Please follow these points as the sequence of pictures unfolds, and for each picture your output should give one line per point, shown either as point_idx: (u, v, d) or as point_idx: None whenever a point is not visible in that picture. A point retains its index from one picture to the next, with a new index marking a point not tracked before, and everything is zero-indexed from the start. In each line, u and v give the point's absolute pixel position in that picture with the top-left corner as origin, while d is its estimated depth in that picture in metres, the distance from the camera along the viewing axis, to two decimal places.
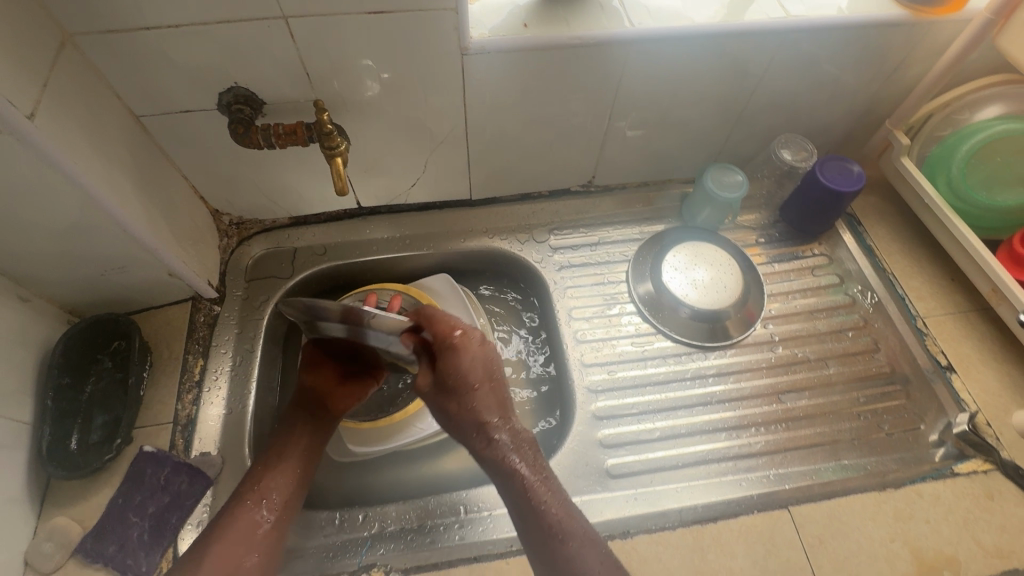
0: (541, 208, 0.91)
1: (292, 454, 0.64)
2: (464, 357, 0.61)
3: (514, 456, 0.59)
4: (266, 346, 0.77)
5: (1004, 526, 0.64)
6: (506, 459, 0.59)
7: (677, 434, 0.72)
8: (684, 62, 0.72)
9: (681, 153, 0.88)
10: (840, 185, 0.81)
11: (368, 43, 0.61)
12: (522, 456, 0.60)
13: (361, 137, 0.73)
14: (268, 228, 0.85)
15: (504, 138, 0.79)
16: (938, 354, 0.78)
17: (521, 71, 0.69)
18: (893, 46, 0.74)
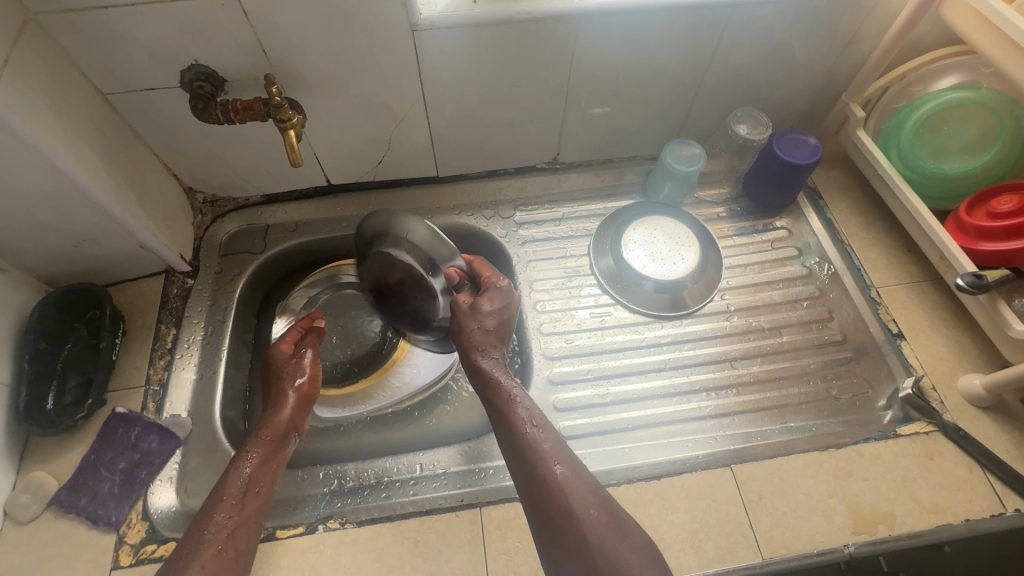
0: (507, 184, 0.93)
1: (261, 496, 0.59)
2: (499, 296, 0.72)
3: (500, 374, 0.68)
4: (236, 317, 0.81)
5: (941, 483, 0.66)
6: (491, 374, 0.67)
7: (629, 398, 0.75)
8: (636, 37, 0.74)
9: (643, 129, 0.89)
10: (796, 158, 0.83)
11: (321, 20, 0.64)
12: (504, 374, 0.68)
13: (324, 113, 0.76)
14: (242, 205, 0.88)
15: (465, 115, 0.81)
16: (890, 322, 0.79)
17: (474, 46, 0.71)
18: (844, 18, 0.75)
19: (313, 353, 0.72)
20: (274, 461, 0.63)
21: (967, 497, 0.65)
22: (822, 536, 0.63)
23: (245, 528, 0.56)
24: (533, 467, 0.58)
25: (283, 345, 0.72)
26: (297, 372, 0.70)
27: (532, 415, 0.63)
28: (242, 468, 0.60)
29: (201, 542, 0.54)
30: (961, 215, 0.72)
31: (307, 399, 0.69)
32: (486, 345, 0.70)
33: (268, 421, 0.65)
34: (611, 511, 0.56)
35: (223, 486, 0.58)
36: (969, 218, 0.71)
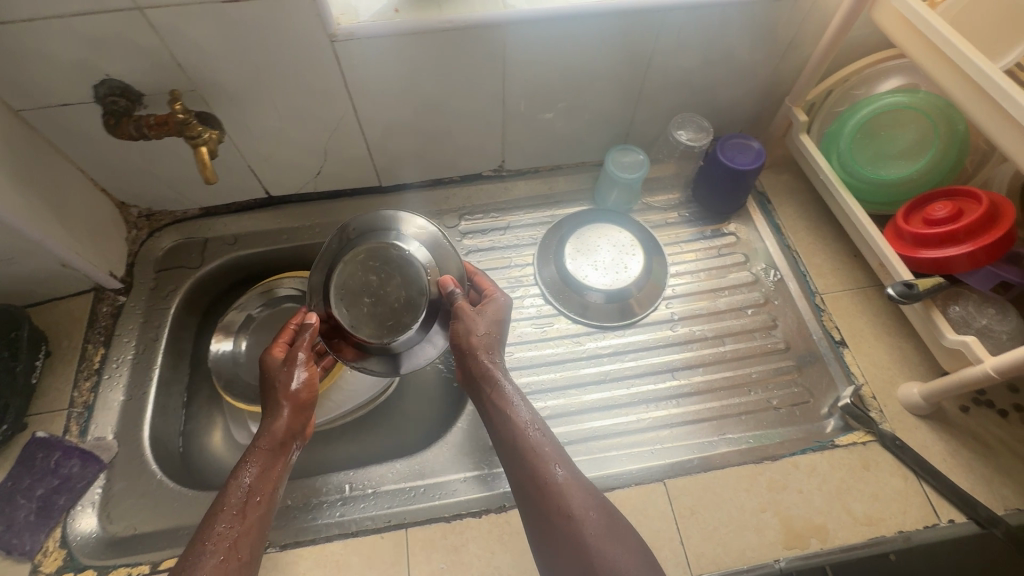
0: (453, 194, 0.92)
1: (262, 505, 0.56)
2: (497, 305, 0.69)
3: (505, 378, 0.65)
4: (171, 335, 0.79)
5: (876, 494, 0.66)
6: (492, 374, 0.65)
7: (566, 412, 0.74)
8: (568, 43, 0.72)
9: (587, 135, 0.88)
10: (740, 164, 0.82)
11: (234, 32, 0.62)
12: (506, 375, 0.65)
13: (253, 125, 0.74)
14: (180, 219, 0.87)
15: (402, 124, 0.80)
16: (833, 329, 0.78)
17: (402, 56, 0.69)
18: (780, 21, 0.74)
19: (306, 355, 0.64)
20: (275, 470, 0.58)
21: (900, 508, 0.65)
22: (753, 551, 0.62)
23: (248, 538, 0.54)
24: (533, 469, 0.58)
25: (273, 348, 0.65)
26: (290, 378, 0.63)
27: (532, 417, 0.62)
28: (241, 478, 0.57)
29: (202, 554, 0.51)
30: (898, 222, 0.71)
31: (304, 405, 0.62)
32: (490, 349, 0.66)
33: (266, 428, 0.60)
34: (609, 514, 0.56)
35: (222, 498, 0.55)
36: (905, 225, 0.70)
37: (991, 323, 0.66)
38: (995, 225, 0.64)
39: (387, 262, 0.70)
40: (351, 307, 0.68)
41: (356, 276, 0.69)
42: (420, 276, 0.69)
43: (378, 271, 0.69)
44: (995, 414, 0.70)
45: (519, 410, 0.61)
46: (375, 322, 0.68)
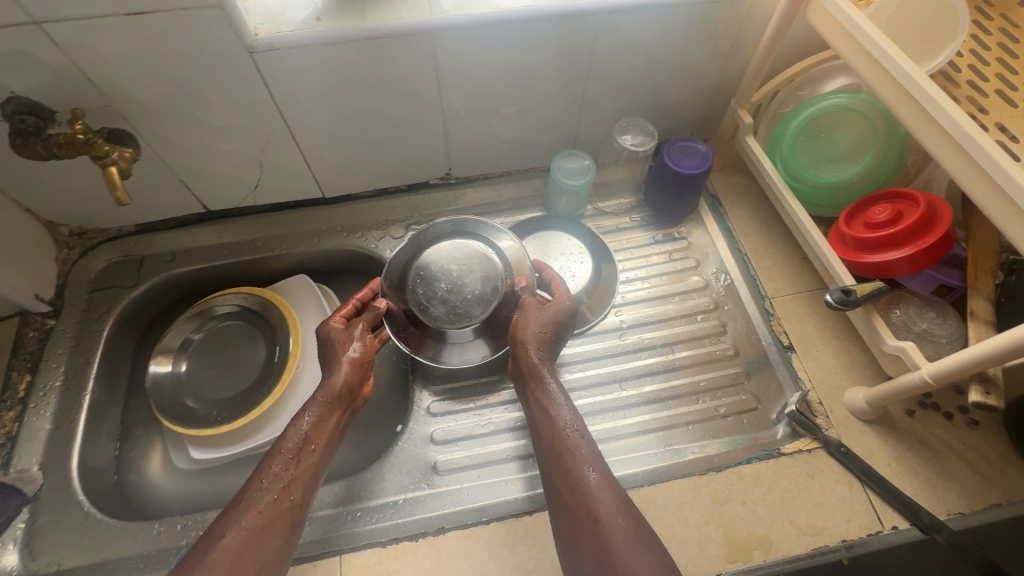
0: (399, 203, 0.90)
1: (316, 454, 0.61)
2: (558, 306, 0.71)
3: (551, 378, 0.67)
4: (105, 358, 0.77)
5: (821, 503, 0.65)
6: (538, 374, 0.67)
7: (511, 427, 0.73)
8: (501, 49, 0.70)
9: (533, 140, 0.87)
10: (687, 167, 0.81)
11: (143, 44, 0.59)
12: (552, 376, 0.67)
13: (180, 139, 0.72)
14: (114, 236, 0.84)
15: (339, 134, 0.77)
16: (782, 334, 0.78)
17: (328, 66, 0.67)
18: (720, 22, 0.72)
19: (367, 324, 0.70)
20: (333, 421, 0.64)
21: (845, 516, 0.64)
22: (695, 566, 0.61)
23: (298, 484, 0.59)
24: (568, 467, 0.60)
25: (334, 320, 0.71)
26: (349, 343, 0.68)
27: (573, 417, 0.63)
28: (300, 425, 0.62)
29: (258, 490, 0.57)
30: (840, 227, 0.70)
31: (364, 365, 0.68)
32: (541, 349, 0.68)
33: (328, 382, 0.65)
34: (638, 522, 0.55)
35: (280, 443, 0.61)
36: (847, 230, 0.69)
37: (931, 327, 0.66)
38: (932, 227, 0.63)
39: (471, 257, 0.75)
40: (422, 289, 0.73)
41: (439, 264, 0.74)
42: (495, 273, 0.74)
43: (456, 262, 0.74)
44: (941, 417, 0.70)
45: (560, 408, 0.63)
46: (441, 308, 0.72)
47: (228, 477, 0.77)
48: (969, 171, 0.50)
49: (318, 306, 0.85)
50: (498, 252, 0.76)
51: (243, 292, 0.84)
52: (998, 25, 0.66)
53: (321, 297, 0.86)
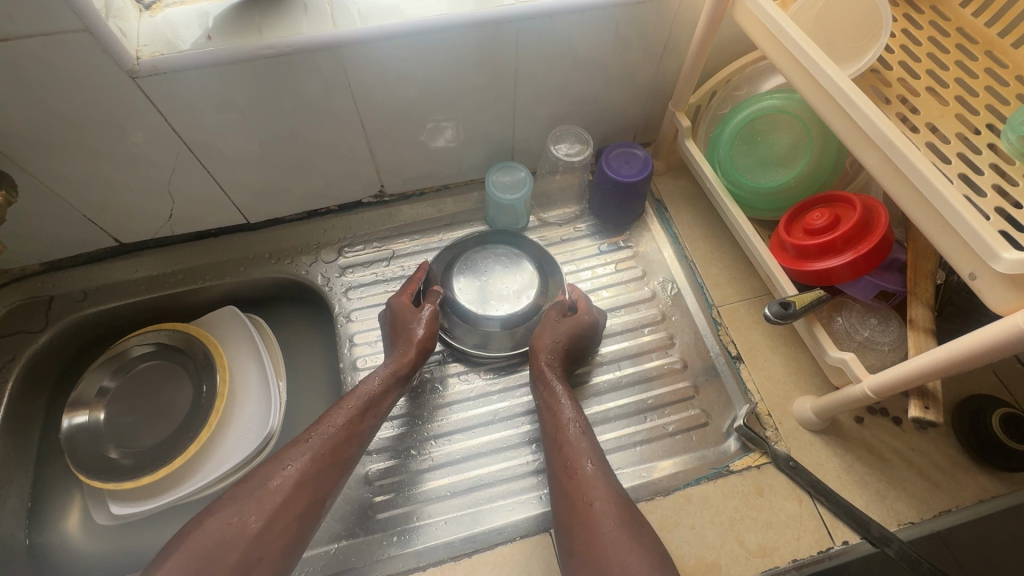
0: (332, 224, 0.85)
1: (375, 416, 0.66)
2: (583, 314, 0.73)
3: (558, 382, 0.68)
4: (9, 414, 0.70)
5: (770, 522, 0.63)
6: (542, 376, 0.68)
7: (453, 461, 0.71)
8: (416, 62, 0.66)
9: (466, 152, 0.82)
10: (626, 175, 0.78)
11: (9, 76, 0.53)
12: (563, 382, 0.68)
13: (75, 174, 0.66)
14: (17, 278, 0.77)
15: (254, 158, 0.72)
16: (730, 343, 0.76)
17: (230, 89, 0.62)
18: (648, 24, 0.69)
19: (433, 308, 0.75)
20: (394, 393, 0.69)
21: (795, 534, 0.62)
22: None
23: (354, 440, 0.63)
24: (566, 460, 0.60)
25: (404, 296, 0.75)
26: (418, 324, 0.72)
27: (576, 416, 0.64)
28: (371, 384, 0.67)
29: (324, 433, 0.61)
30: (780, 234, 0.68)
31: (426, 345, 0.72)
32: (552, 360, 0.70)
33: (396, 357, 0.70)
34: (630, 511, 0.55)
35: (346, 400, 0.65)
36: (787, 237, 0.67)
37: (873, 334, 0.64)
38: (869, 232, 0.61)
39: (514, 264, 0.82)
40: (467, 281, 0.81)
41: (485, 268, 0.82)
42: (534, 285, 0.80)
43: (501, 266, 0.82)
44: (889, 422, 0.69)
45: (562, 407, 0.64)
46: (482, 298, 0.80)
47: (155, 530, 0.72)
48: (895, 182, 0.47)
49: (247, 339, 0.80)
50: (536, 270, 0.82)
51: (166, 329, 0.78)
52: (928, 18, 0.64)
53: (250, 328, 0.81)
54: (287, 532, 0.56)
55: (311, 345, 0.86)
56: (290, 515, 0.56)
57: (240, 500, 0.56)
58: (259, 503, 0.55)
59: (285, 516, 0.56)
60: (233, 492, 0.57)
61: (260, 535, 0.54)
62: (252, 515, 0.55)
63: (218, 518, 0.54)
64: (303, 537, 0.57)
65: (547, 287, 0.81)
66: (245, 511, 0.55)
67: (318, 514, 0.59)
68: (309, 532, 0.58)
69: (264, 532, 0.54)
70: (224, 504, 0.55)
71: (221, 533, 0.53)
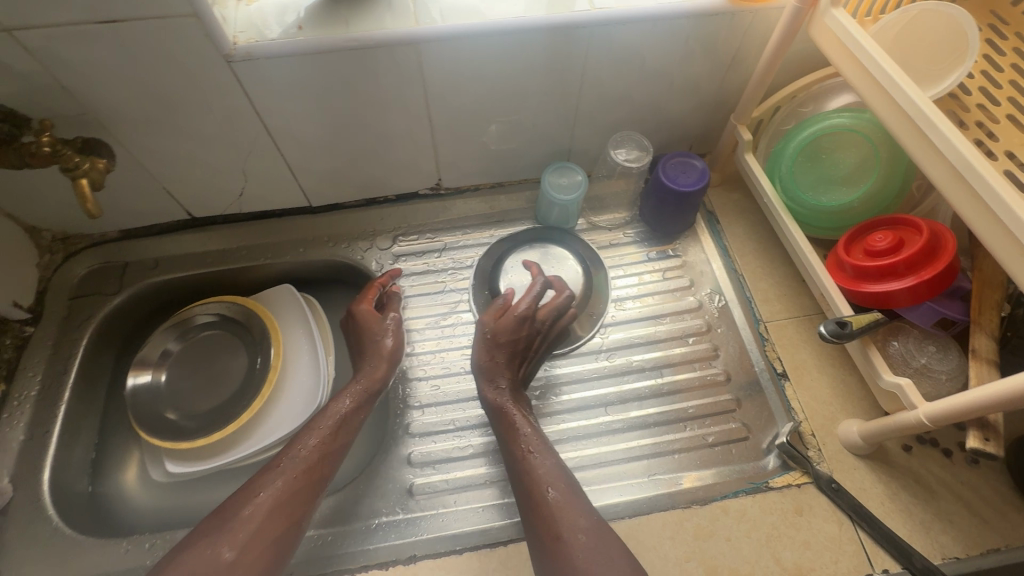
0: (388, 213, 0.88)
1: (347, 434, 0.67)
2: (509, 322, 0.72)
3: (510, 404, 0.68)
4: (83, 367, 0.76)
5: (808, 542, 0.62)
6: (499, 402, 0.68)
7: (490, 451, 0.72)
8: (490, 62, 0.68)
9: (525, 152, 0.84)
10: (682, 184, 0.78)
11: (117, 53, 0.57)
12: (512, 401, 0.68)
13: (161, 148, 0.70)
14: (98, 242, 0.82)
15: (324, 144, 0.75)
16: (776, 360, 0.75)
17: (311, 77, 0.65)
18: (720, 35, 0.69)
19: (399, 318, 0.77)
20: (365, 410, 0.70)
21: (833, 557, 0.62)
22: None
23: (328, 460, 0.64)
24: (532, 486, 0.61)
25: (368, 304, 0.77)
26: (385, 335, 0.74)
27: (536, 439, 0.65)
28: (341, 403, 0.68)
29: (296, 457, 0.62)
30: (838, 252, 0.67)
31: (396, 356, 0.74)
32: (493, 379, 0.70)
33: (368, 372, 0.72)
34: (599, 529, 0.56)
35: (319, 421, 0.66)
36: (846, 256, 0.66)
37: (930, 362, 0.63)
38: (935, 258, 0.60)
39: (560, 257, 0.84)
40: (518, 271, 0.83)
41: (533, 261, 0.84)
42: (578, 277, 0.82)
43: (549, 260, 0.84)
44: (939, 453, 0.67)
45: (522, 430, 0.65)
46: (526, 291, 0.82)
47: (204, 491, 0.76)
48: (973, 208, 0.47)
49: (302, 317, 0.84)
50: (579, 262, 0.84)
51: (226, 301, 0.82)
52: (1012, 44, 0.62)
53: (304, 307, 0.84)
54: (264, 556, 0.56)
55: None
56: (264, 540, 0.56)
57: (213, 530, 0.56)
58: (233, 532, 0.55)
59: (259, 542, 0.56)
60: (206, 524, 0.56)
61: (235, 563, 0.53)
62: (226, 545, 0.54)
63: (191, 551, 0.53)
64: (279, 561, 0.57)
65: (594, 285, 0.83)
66: (219, 542, 0.54)
67: (294, 538, 0.59)
68: (287, 551, 0.58)
69: (239, 560, 0.54)
70: (198, 537, 0.55)
71: (196, 564, 0.52)
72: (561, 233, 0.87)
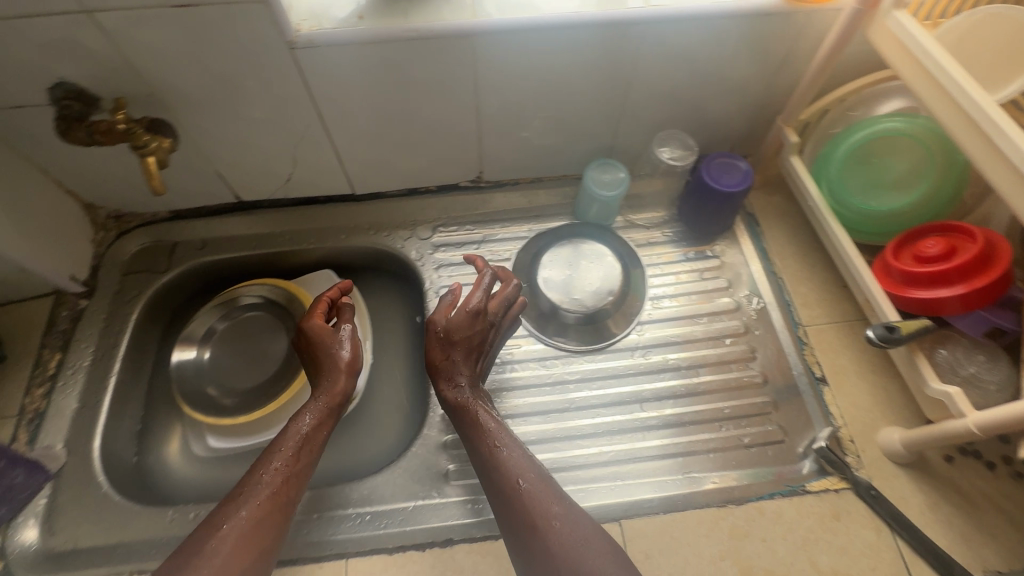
0: (428, 203, 0.89)
1: (313, 451, 0.62)
2: (462, 318, 0.69)
3: (471, 398, 0.66)
4: (133, 341, 0.78)
5: (844, 547, 0.62)
6: (461, 398, 0.66)
7: (526, 441, 0.72)
8: (542, 56, 0.68)
9: (568, 147, 0.85)
10: (725, 185, 0.78)
11: (186, 36, 0.59)
12: (473, 397, 0.66)
13: (217, 131, 0.72)
14: (149, 221, 0.85)
15: (372, 132, 0.77)
16: (815, 365, 0.75)
17: (367, 66, 0.66)
18: (773, 36, 0.69)
19: (353, 327, 0.70)
20: (329, 425, 0.65)
21: (869, 563, 0.61)
22: None
23: (293, 482, 0.59)
24: (503, 480, 0.59)
25: (317, 317, 0.70)
26: (341, 346, 0.68)
27: (502, 432, 0.63)
28: (301, 420, 0.62)
29: (257, 484, 0.57)
30: (887, 257, 0.66)
31: (355, 366, 0.68)
32: (449, 376, 0.67)
33: (327, 387, 0.66)
34: (575, 513, 0.56)
35: (279, 442, 0.61)
36: (894, 262, 0.65)
37: (979, 371, 0.62)
38: (988, 267, 0.59)
39: (599, 253, 0.85)
40: (553, 267, 0.84)
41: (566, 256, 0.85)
42: (615, 275, 0.83)
43: (587, 256, 0.85)
44: (982, 466, 0.66)
45: (487, 424, 0.63)
46: (561, 286, 0.82)
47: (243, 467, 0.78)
48: None
49: None
50: (616, 260, 0.84)
51: (269, 284, 0.84)
52: None
53: (343, 293, 0.86)
54: None
55: (395, 316, 0.90)
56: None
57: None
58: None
59: None
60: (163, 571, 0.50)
61: None
62: None
63: None
64: None
65: (631, 283, 0.83)
66: None
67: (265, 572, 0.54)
68: None
69: None
70: None
71: None
72: (600, 229, 0.87)
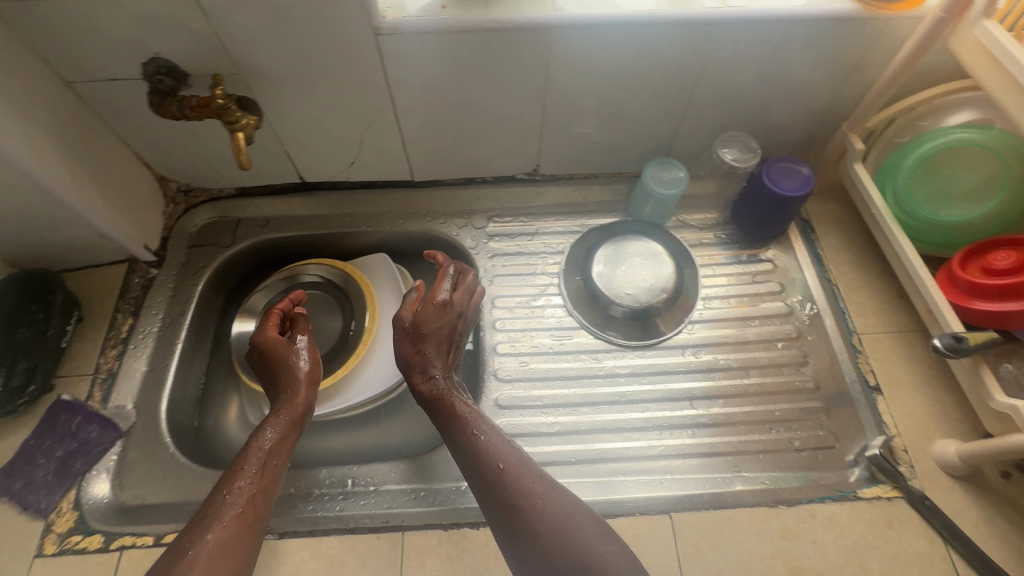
0: (484, 193, 0.91)
1: (281, 464, 0.60)
2: (428, 310, 0.70)
3: (445, 388, 0.66)
4: (197, 312, 0.81)
5: (896, 554, 0.62)
6: (438, 389, 0.66)
7: (577, 430, 0.74)
8: (614, 53, 0.69)
9: (627, 145, 0.86)
10: (787, 189, 0.78)
11: (279, 18, 0.62)
12: (447, 389, 0.66)
13: (292, 112, 0.75)
14: (215, 197, 0.87)
15: (439, 121, 0.78)
16: (868, 373, 0.75)
17: (443, 55, 0.68)
18: (847, 42, 0.69)
19: (309, 338, 0.72)
20: (293, 438, 0.63)
21: (920, 571, 0.61)
22: None
23: (262, 498, 0.56)
24: (486, 467, 0.59)
25: (271, 330, 0.71)
26: (299, 358, 0.69)
27: (481, 421, 0.63)
28: (264, 433, 0.61)
29: (223, 504, 0.54)
30: (954, 267, 0.66)
31: (314, 377, 0.69)
32: (421, 369, 0.68)
33: (287, 401, 0.65)
34: (556, 487, 0.57)
35: (243, 457, 0.58)
36: (962, 272, 0.65)
37: None
38: None
39: (654, 251, 0.86)
40: (603, 262, 0.85)
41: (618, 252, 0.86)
42: (668, 273, 0.83)
43: (641, 253, 0.86)
44: None
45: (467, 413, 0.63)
46: (610, 282, 0.83)
47: None
48: None
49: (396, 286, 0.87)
50: (670, 259, 0.85)
51: (328, 263, 0.87)
52: None
53: (398, 276, 0.87)
54: None
55: None
56: None
57: None
58: None
59: None
60: None
61: None
62: None
63: None
64: None
65: (684, 282, 0.83)
66: None
67: None
68: None
69: None
70: None
71: None
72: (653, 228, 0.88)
